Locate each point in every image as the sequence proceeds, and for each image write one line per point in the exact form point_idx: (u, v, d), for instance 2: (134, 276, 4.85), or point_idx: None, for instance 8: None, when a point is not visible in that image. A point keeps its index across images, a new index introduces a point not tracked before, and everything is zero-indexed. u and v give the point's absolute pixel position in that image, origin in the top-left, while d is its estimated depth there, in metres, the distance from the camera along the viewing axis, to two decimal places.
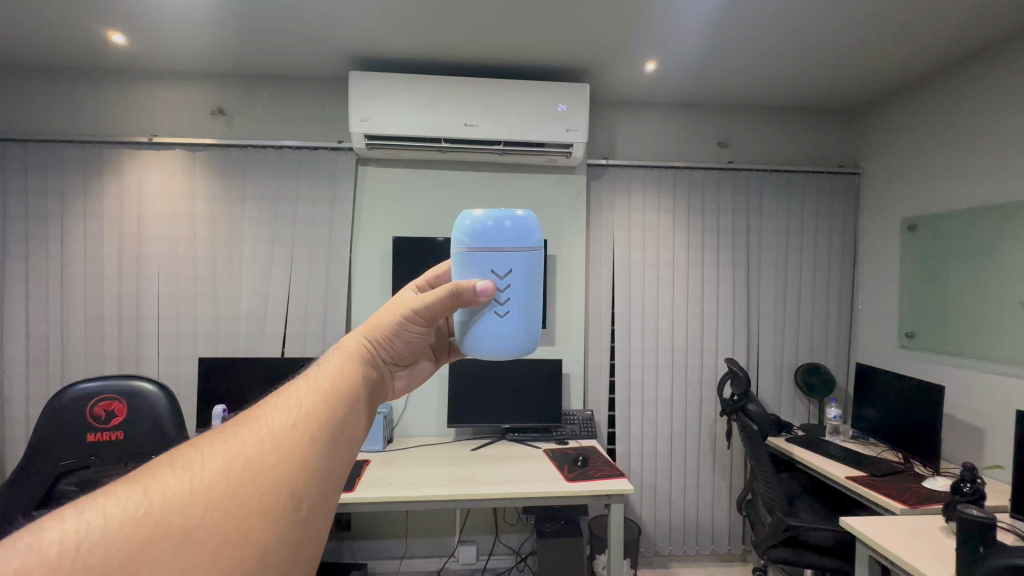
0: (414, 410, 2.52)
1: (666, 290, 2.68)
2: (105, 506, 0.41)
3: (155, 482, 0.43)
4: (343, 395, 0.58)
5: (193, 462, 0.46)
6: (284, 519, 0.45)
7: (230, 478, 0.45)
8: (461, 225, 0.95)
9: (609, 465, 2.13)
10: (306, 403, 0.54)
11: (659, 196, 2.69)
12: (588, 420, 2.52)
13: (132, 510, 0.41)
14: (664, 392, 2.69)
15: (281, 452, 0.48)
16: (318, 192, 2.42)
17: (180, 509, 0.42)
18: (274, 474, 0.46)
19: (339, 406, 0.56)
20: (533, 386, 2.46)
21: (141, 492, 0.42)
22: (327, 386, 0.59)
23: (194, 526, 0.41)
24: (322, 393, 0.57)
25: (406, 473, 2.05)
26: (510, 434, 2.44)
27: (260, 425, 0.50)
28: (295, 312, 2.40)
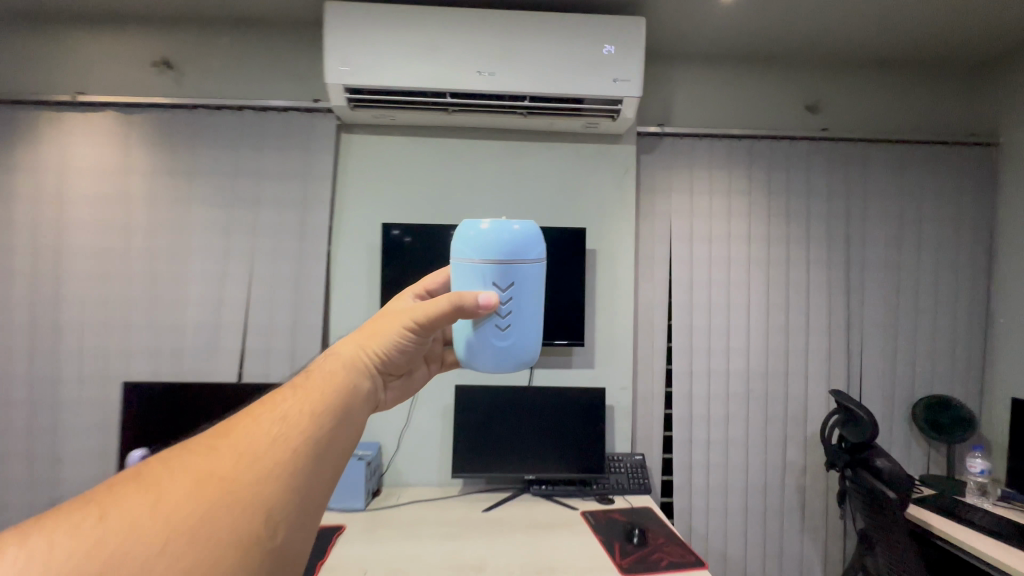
0: (409, 450, 1.94)
1: (739, 296, 2.06)
2: (81, 499, 0.38)
3: (127, 482, 0.39)
4: (335, 398, 0.52)
5: (169, 461, 0.41)
6: (260, 537, 0.40)
7: (201, 488, 0.39)
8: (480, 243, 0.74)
9: (677, 542, 1.51)
10: (296, 405, 0.48)
11: (731, 173, 2.06)
12: (640, 469, 1.90)
13: (97, 512, 0.37)
14: (736, 430, 2.06)
15: (259, 458, 0.42)
16: (288, 167, 1.86)
17: (146, 520, 0.37)
18: (250, 487, 0.41)
19: (328, 413, 0.49)
20: (568, 424, 1.85)
21: (115, 487, 0.39)
22: (313, 390, 0.52)
23: (155, 556, 0.36)
24: (309, 395, 0.50)
25: (390, 552, 1.45)
26: (535, 487, 1.83)
27: (243, 428, 0.45)
28: (257, 322, 1.85)
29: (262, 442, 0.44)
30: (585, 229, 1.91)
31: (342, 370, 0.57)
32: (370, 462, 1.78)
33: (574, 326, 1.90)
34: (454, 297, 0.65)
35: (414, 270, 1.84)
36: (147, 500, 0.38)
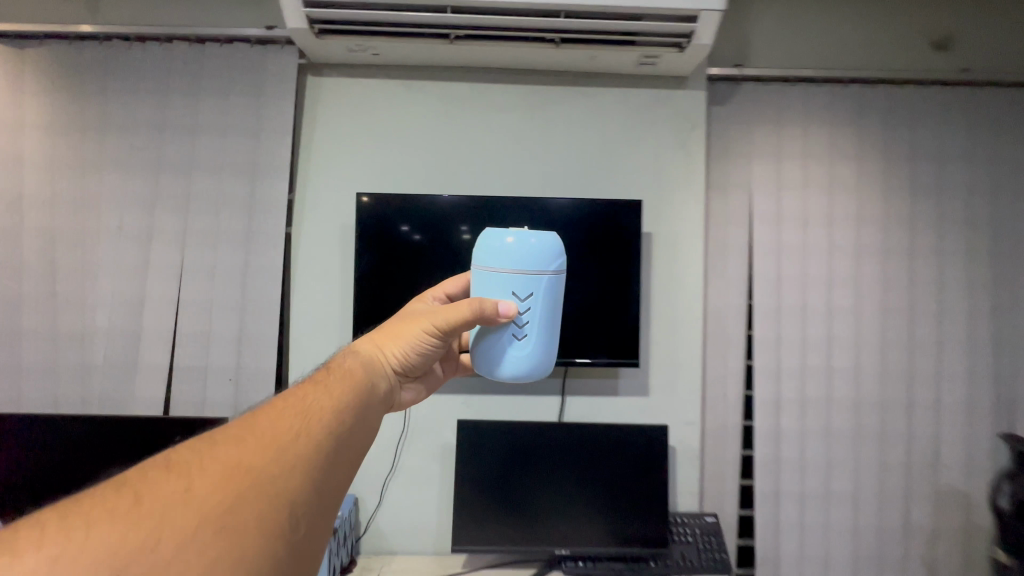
0: (396, 506, 1.43)
1: (844, 299, 1.51)
2: (112, 484, 0.48)
3: (156, 470, 0.50)
4: (337, 406, 0.64)
5: (192, 453, 0.52)
6: (272, 519, 0.51)
7: (219, 478, 0.50)
8: (496, 251, 0.82)
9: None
10: (303, 415, 0.60)
11: (834, 133, 1.52)
12: (714, 538, 1.37)
13: (117, 499, 0.47)
14: (839, 480, 1.51)
15: (272, 455, 0.54)
16: (233, 120, 1.37)
17: (174, 500, 0.47)
18: (268, 476, 0.52)
19: (331, 423, 0.61)
20: (615, 476, 1.33)
21: (148, 471, 0.50)
22: (330, 395, 0.67)
23: (185, 537, 0.45)
24: (328, 398, 0.66)
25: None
26: (570, 564, 1.30)
27: (261, 429, 0.56)
28: (189, 331, 1.36)
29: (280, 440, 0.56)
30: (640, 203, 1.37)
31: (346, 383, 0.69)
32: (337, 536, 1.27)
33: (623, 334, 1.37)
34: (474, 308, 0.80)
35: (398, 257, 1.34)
36: (174, 484, 0.48)
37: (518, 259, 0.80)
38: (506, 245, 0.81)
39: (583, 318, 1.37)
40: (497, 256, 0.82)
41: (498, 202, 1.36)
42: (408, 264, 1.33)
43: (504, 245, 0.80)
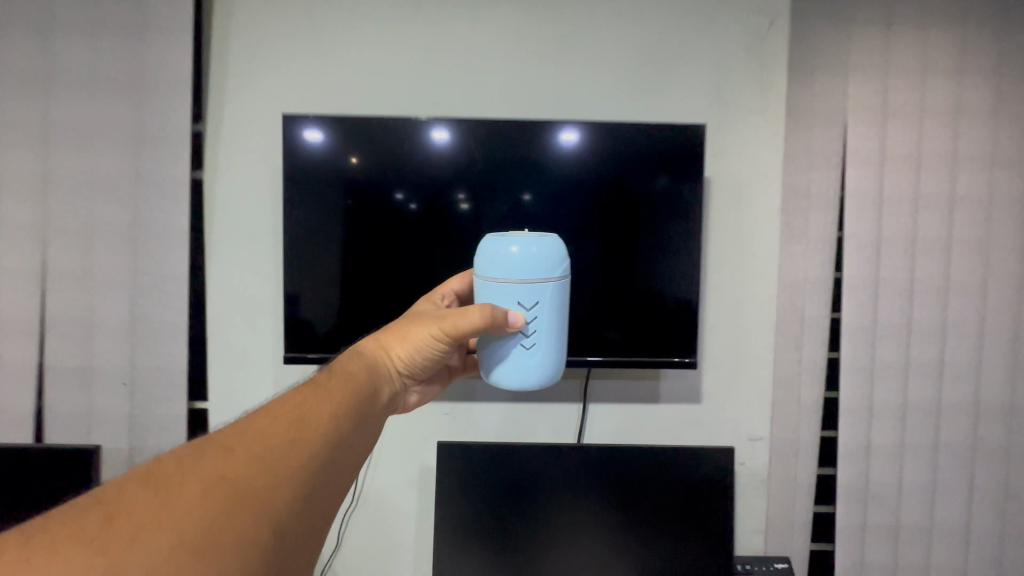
0: (361, 549, 1.08)
1: (965, 271, 1.11)
2: (79, 505, 0.38)
3: (134, 483, 0.40)
4: (354, 398, 0.56)
5: (178, 461, 0.42)
6: (278, 536, 0.41)
7: (206, 495, 0.40)
8: (497, 258, 0.62)
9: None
10: (321, 406, 0.52)
11: (964, 38, 1.09)
12: None
13: (86, 522, 0.36)
14: (947, 507, 1.15)
15: (271, 462, 0.44)
16: (116, 20, 0.97)
17: (158, 519, 0.37)
18: (268, 489, 0.42)
19: (347, 418, 0.53)
20: (656, 515, 0.96)
21: (126, 484, 0.40)
22: (335, 392, 0.56)
23: (171, 561, 0.36)
24: (344, 387, 0.57)
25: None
26: None
27: (264, 425, 0.47)
28: (64, 318, 0.98)
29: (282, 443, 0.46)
30: (704, 128, 1.00)
31: (364, 372, 0.61)
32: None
33: (667, 336, 1.03)
34: (486, 314, 0.61)
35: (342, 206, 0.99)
36: (161, 502, 0.39)
37: (528, 274, 0.62)
38: (510, 248, 0.62)
39: (610, 305, 1.02)
40: (500, 270, 0.62)
41: (494, 142, 0.99)
42: (384, 228, 0.99)
43: (510, 256, 0.61)
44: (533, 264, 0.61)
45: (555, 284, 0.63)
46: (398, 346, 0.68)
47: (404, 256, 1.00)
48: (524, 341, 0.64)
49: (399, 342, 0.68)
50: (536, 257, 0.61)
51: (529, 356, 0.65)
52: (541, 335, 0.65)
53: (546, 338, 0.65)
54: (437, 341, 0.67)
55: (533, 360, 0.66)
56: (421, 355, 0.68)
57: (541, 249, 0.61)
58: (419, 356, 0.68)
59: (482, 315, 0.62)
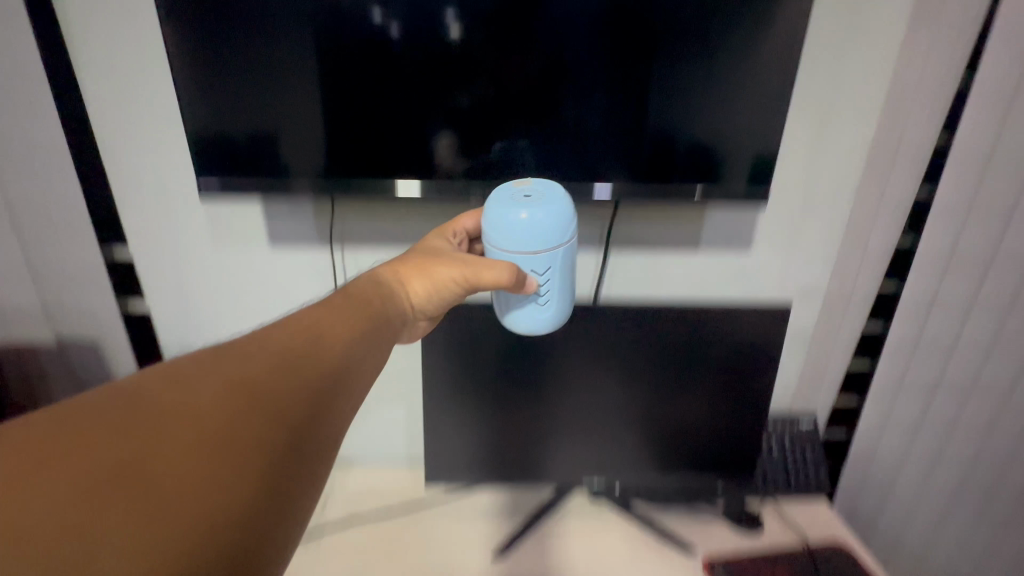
0: None
1: None
2: (99, 396, 0.35)
3: (148, 384, 0.37)
4: (360, 322, 0.50)
5: (195, 367, 0.39)
6: (283, 457, 0.38)
7: (221, 409, 0.37)
8: (505, 220, 0.54)
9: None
10: (326, 330, 0.46)
11: None
12: (806, 450, 0.94)
13: (106, 418, 0.34)
14: (999, 367, 1.01)
15: (279, 378, 0.40)
16: None
17: (161, 430, 0.34)
18: (277, 406, 0.39)
19: (355, 342, 0.48)
20: (680, 382, 0.83)
21: (145, 382, 0.37)
22: (343, 313, 0.50)
23: (176, 470, 0.33)
24: (351, 310, 0.51)
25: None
26: (599, 493, 0.89)
27: (268, 343, 0.43)
28: None
29: (297, 361, 0.42)
30: None
31: (375, 303, 0.53)
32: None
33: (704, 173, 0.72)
34: (512, 274, 0.55)
35: (293, 52, 0.64)
36: (180, 408, 0.36)
37: (538, 239, 0.55)
38: (516, 212, 0.54)
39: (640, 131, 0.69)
40: (506, 238, 0.55)
41: None
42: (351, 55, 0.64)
43: (518, 223, 0.54)
44: (540, 237, 0.54)
45: (567, 247, 0.57)
46: (418, 280, 0.59)
47: (381, 130, 0.69)
48: (538, 299, 0.60)
49: (419, 275, 0.59)
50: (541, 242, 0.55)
51: (544, 315, 0.61)
52: (554, 295, 0.60)
53: (561, 289, 0.60)
54: (462, 286, 0.58)
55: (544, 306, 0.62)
56: (439, 298, 0.60)
57: (545, 233, 0.54)
58: (440, 299, 0.60)
59: (500, 275, 0.55)
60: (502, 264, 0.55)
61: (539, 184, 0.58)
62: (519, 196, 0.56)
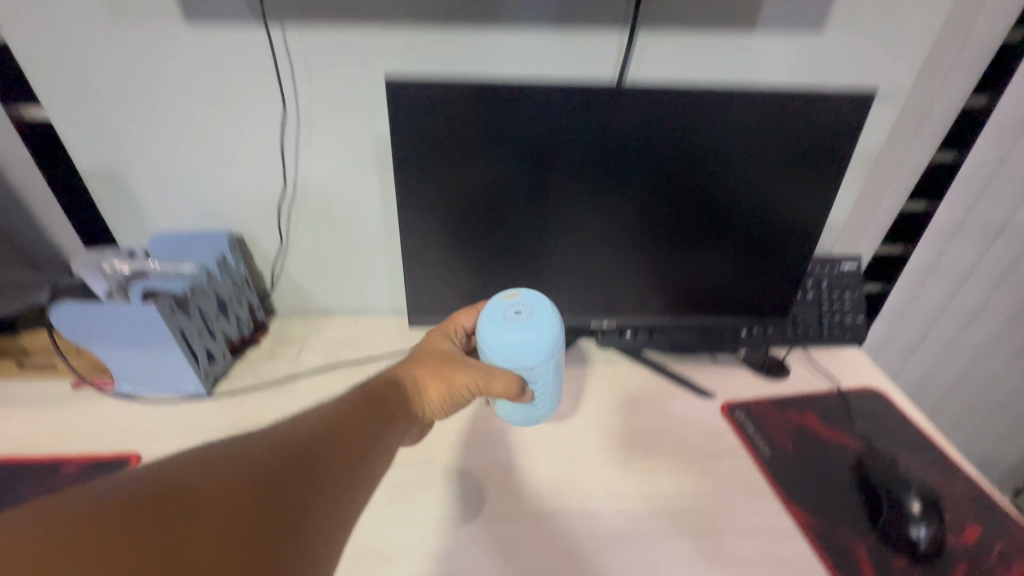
0: (312, 250, 0.83)
1: None
2: (136, 477, 0.33)
3: (166, 483, 0.33)
4: (379, 425, 0.47)
5: (237, 453, 0.37)
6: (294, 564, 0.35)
7: (263, 502, 0.35)
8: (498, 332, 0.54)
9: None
10: (351, 434, 0.44)
11: None
12: (845, 293, 0.82)
13: (145, 503, 0.31)
14: None
15: (309, 497, 0.38)
16: None
17: (179, 544, 0.31)
18: (312, 504, 0.38)
19: (374, 444, 0.45)
20: (711, 207, 0.68)
21: (188, 466, 0.35)
22: (364, 412, 0.47)
23: None
24: (373, 409, 0.48)
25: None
26: (607, 340, 0.80)
27: (297, 450, 0.39)
28: None
29: (331, 455, 0.41)
30: None
31: (393, 399, 0.51)
32: (112, 259, 0.71)
33: None
34: (512, 382, 0.54)
35: None
36: (225, 496, 0.34)
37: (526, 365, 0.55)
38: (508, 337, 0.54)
39: None
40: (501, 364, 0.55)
41: None
42: None
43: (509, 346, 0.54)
44: (531, 350, 0.54)
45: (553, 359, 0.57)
46: (434, 384, 0.55)
47: None
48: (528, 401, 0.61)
49: (433, 381, 0.55)
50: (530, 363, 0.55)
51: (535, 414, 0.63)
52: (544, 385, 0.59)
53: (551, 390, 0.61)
54: (473, 392, 0.56)
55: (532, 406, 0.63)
56: (454, 403, 0.57)
57: (535, 347, 0.54)
58: (455, 403, 0.57)
59: (505, 386, 0.54)
60: (499, 371, 0.54)
61: (530, 297, 0.57)
62: (511, 315, 0.55)
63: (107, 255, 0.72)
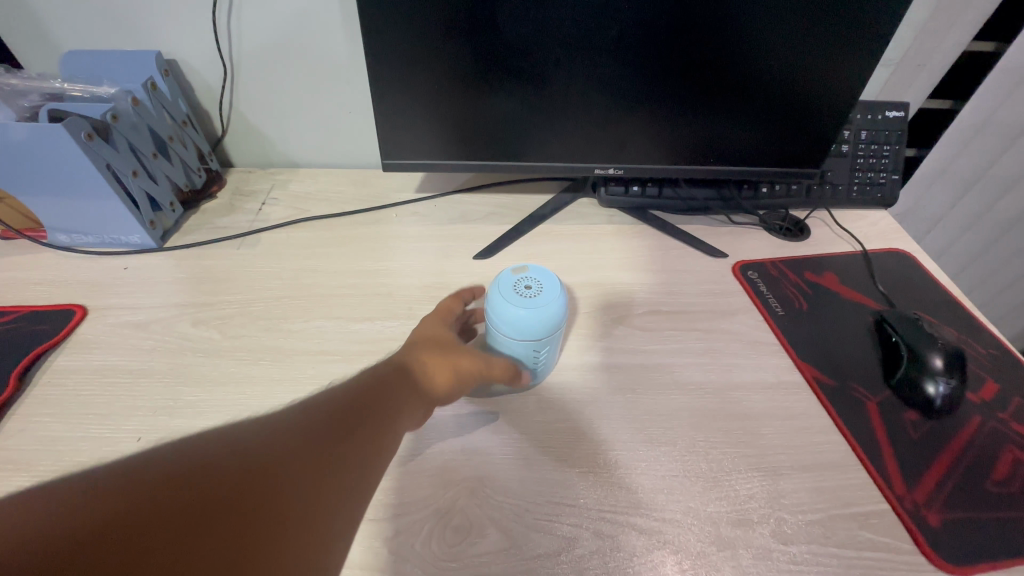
0: (267, 83, 0.69)
1: None
2: (52, 508, 0.20)
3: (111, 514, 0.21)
4: (378, 433, 0.34)
5: (206, 448, 0.25)
6: None
7: (268, 495, 0.25)
8: (506, 299, 0.44)
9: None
10: (352, 440, 0.31)
11: None
12: (884, 148, 0.72)
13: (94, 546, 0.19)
14: None
15: (300, 527, 0.25)
16: None
17: None
18: (324, 498, 0.27)
19: (375, 457, 0.32)
20: (752, 20, 0.54)
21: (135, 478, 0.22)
22: (355, 412, 0.34)
23: None
24: (369, 405, 0.35)
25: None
26: (612, 194, 0.72)
27: (294, 462, 0.27)
28: None
29: (337, 435, 0.31)
30: None
31: (391, 398, 0.37)
32: (12, 79, 0.59)
33: None
34: (511, 367, 0.47)
35: None
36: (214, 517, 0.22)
37: (533, 327, 0.43)
38: (516, 303, 0.44)
39: None
40: (508, 326, 0.44)
41: None
42: None
43: (517, 310, 0.43)
44: (540, 320, 0.43)
45: (562, 325, 0.45)
46: (440, 373, 0.43)
47: None
48: (532, 366, 0.48)
49: (440, 369, 0.43)
50: (541, 332, 0.44)
51: (533, 375, 0.50)
52: (549, 350, 0.47)
53: (553, 352, 0.49)
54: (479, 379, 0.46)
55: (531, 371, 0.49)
56: (458, 392, 0.46)
57: (543, 317, 0.43)
58: (456, 394, 0.45)
59: (506, 371, 0.46)
60: (497, 362, 0.46)
61: (541, 270, 0.47)
62: (520, 290, 0.45)
63: (4, 74, 0.59)
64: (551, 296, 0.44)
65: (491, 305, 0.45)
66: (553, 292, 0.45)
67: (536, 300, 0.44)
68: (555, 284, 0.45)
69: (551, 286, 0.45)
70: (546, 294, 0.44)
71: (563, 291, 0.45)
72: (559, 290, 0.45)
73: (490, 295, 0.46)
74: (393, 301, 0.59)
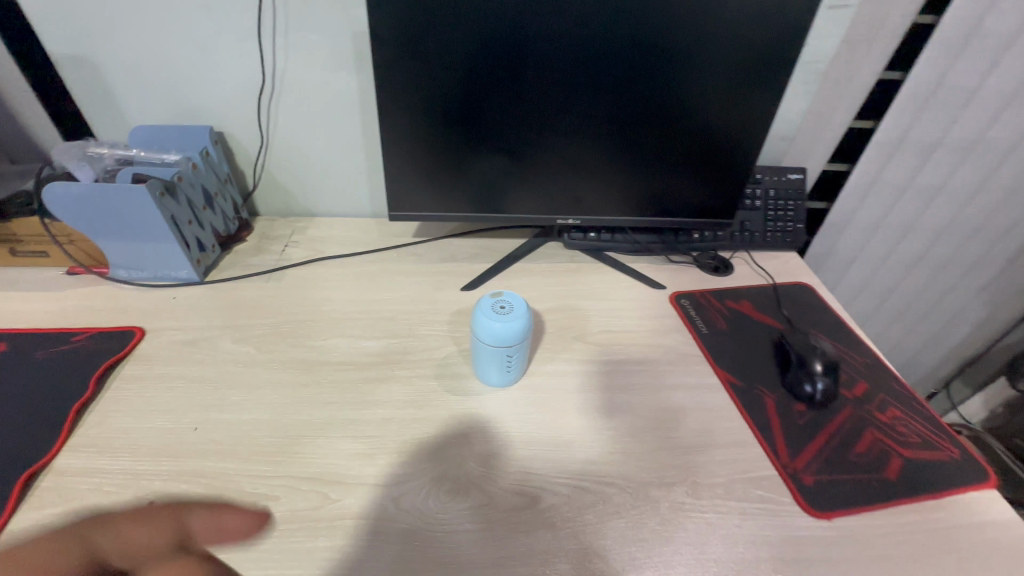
0: (294, 151, 0.86)
1: None
2: None
3: None
4: None
5: None
6: None
7: None
8: (485, 314, 0.58)
9: (918, 412, 0.65)
10: None
11: None
12: (788, 203, 0.90)
13: None
14: (1015, 119, 0.91)
15: None
16: None
17: None
18: None
19: None
20: (669, 112, 0.73)
21: None
22: None
23: None
24: None
25: (205, 445, 0.56)
26: (574, 238, 0.89)
27: None
28: None
29: None
30: None
31: None
32: (97, 148, 0.75)
33: None
34: None
35: None
36: None
37: (504, 336, 0.58)
38: (492, 318, 0.58)
39: None
40: (486, 335, 0.58)
41: None
42: None
43: (492, 323, 0.58)
44: (510, 331, 0.58)
45: (526, 336, 0.60)
46: None
47: None
48: (505, 370, 0.62)
49: None
50: (511, 340, 0.58)
51: (505, 378, 0.64)
52: (517, 356, 0.61)
53: (521, 359, 0.63)
54: None
55: (503, 374, 0.63)
56: None
57: (513, 328, 0.58)
58: None
59: None
60: None
61: (513, 294, 0.61)
62: (497, 309, 0.60)
63: (91, 145, 0.75)
64: (519, 313, 0.59)
65: (474, 320, 0.60)
66: (521, 311, 0.59)
67: (508, 316, 0.58)
68: (522, 305, 0.60)
69: (519, 306, 0.60)
70: (516, 312, 0.59)
71: (529, 311, 0.60)
72: (525, 309, 0.60)
73: (474, 312, 0.60)
74: (395, 324, 0.72)
